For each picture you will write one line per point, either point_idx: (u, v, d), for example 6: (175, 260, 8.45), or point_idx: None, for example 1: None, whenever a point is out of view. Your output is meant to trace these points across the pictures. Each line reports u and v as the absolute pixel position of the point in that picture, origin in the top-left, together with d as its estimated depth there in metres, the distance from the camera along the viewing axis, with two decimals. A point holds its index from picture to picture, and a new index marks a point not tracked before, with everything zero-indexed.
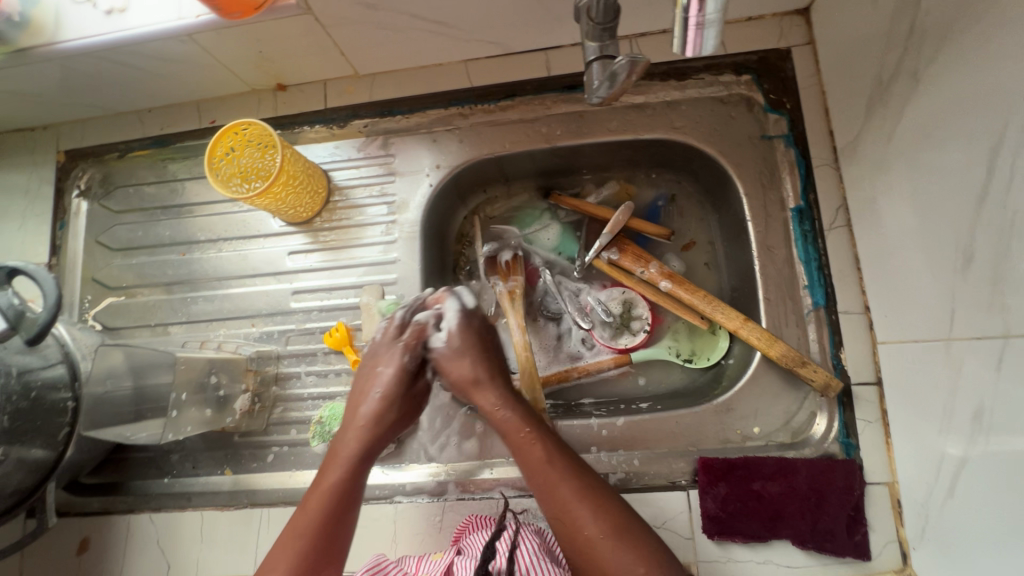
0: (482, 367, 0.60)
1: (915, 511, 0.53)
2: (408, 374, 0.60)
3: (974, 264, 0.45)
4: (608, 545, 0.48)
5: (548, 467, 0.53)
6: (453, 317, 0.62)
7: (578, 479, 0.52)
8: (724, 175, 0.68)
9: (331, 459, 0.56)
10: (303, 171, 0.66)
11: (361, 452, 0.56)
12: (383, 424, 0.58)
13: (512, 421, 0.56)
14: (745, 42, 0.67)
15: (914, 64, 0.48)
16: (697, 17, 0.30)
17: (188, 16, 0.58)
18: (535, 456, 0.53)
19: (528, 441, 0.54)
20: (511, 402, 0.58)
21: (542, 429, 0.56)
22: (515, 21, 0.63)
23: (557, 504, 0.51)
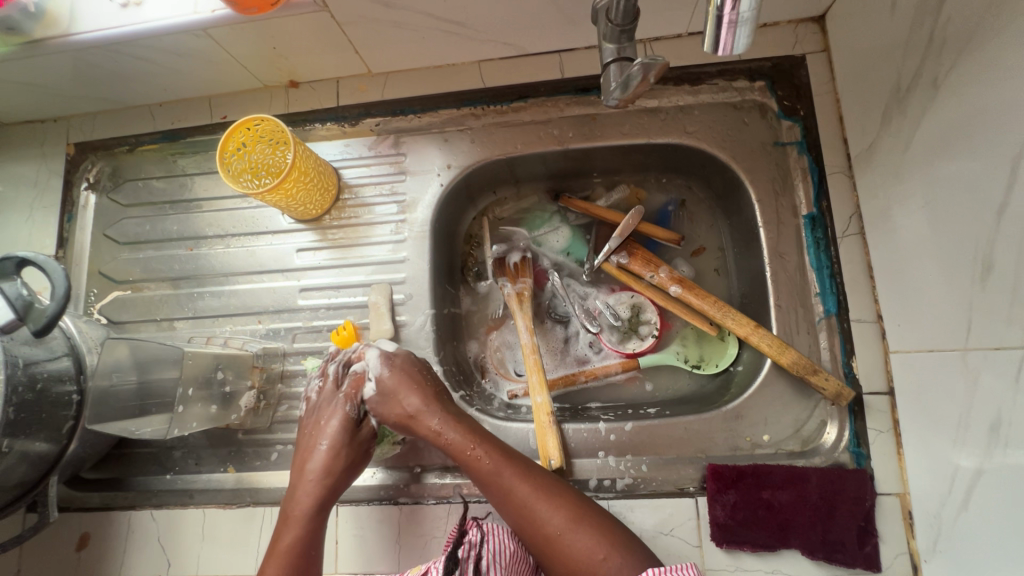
0: (418, 400, 0.59)
1: (927, 522, 0.52)
2: (350, 429, 0.60)
3: (992, 274, 0.44)
4: (572, 538, 0.50)
5: (503, 474, 0.54)
6: (376, 361, 0.61)
7: (531, 484, 0.53)
8: (736, 181, 0.68)
9: (285, 520, 0.55)
10: (314, 169, 0.66)
11: (321, 504, 0.56)
12: (337, 474, 0.57)
13: (457, 443, 0.56)
14: (760, 48, 0.67)
15: (933, 73, 0.48)
16: (731, 15, 0.30)
17: (203, 11, 0.58)
18: (487, 468, 0.54)
19: (477, 455, 0.55)
20: (451, 424, 0.57)
21: (485, 442, 0.56)
22: (531, 23, 0.63)
23: (517, 511, 0.52)
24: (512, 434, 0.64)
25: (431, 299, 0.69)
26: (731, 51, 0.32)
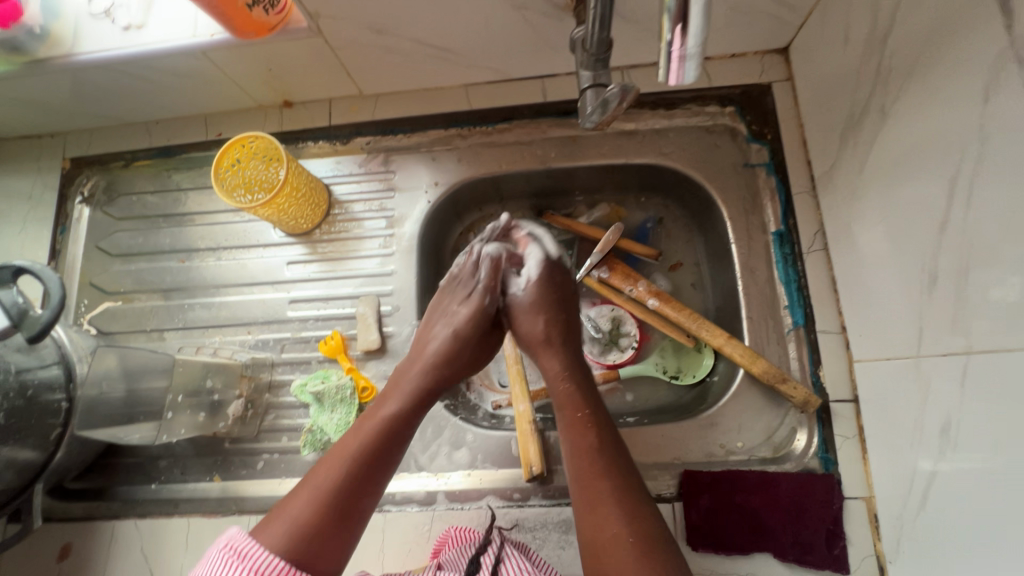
0: (553, 322, 0.61)
1: (891, 524, 0.55)
2: (485, 315, 0.63)
3: (938, 285, 0.47)
4: (627, 550, 0.46)
5: (590, 456, 0.51)
6: (533, 264, 0.63)
7: (616, 477, 0.50)
8: (709, 200, 0.72)
9: (396, 391, 0.57)
10: (306, 184, 0.68)
11: (429, 383, 0.58)
12: (455, 354, 0.60)
13: (565, 398, 0.56)
14: (729, 76, 0.71)
15: (882, 101, 0.52)
16: (679, 51, 0.29)
17: (202, 34, 0.62)
18: (584, 441, 0.52)
19: (582, 424, 0.53)
20: (579, 383, 0.57)
21: (599, 415, 0.54)
22: (514, 50, 0.67)
23: (585, 493, 0.50)
24: (494, 442, 0.66)
25: (417, 310, 0.71)
26: (682, 83, 0.31)
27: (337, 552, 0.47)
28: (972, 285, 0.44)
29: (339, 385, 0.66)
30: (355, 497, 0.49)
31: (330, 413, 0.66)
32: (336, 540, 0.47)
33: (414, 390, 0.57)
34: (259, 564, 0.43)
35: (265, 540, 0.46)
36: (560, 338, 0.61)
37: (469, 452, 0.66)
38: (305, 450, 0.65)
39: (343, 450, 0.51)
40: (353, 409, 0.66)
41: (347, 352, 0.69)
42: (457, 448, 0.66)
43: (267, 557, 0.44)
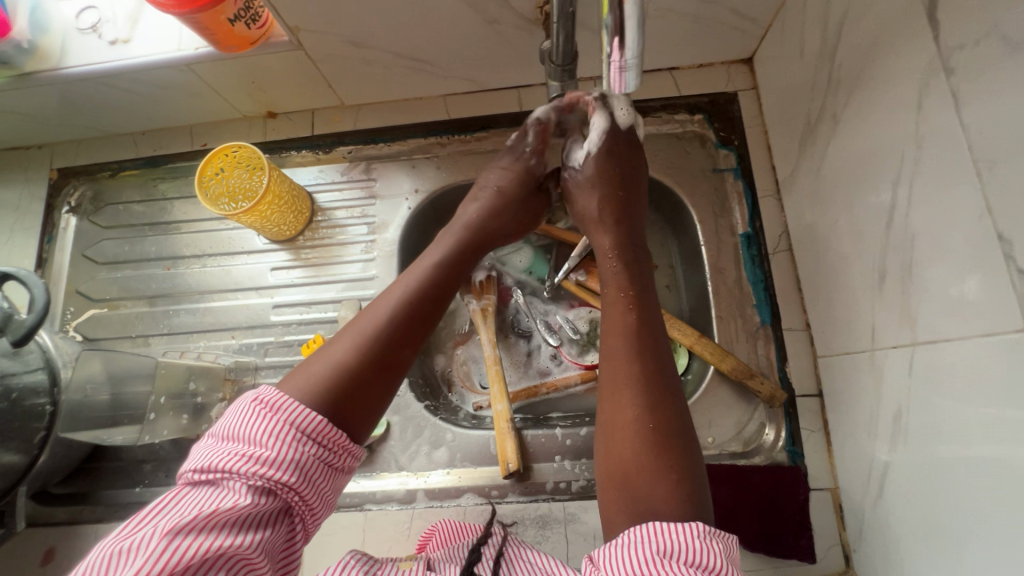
0: (606, 199, 0.59)
1: (854, 512, 0.57)
2: (532, 177, 0.64)
3: (887, 281, 0.50)
4: (639, 436, 0.44)
5: (623, 338, 0.49)
6: (596, 135, 0.59)
7: (641, 363, 0.47)
8: (680, 204, 0.74)
9: (433, 259, 0.56)
10: (288, 192, 0.70)
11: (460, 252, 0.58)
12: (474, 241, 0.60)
13: (613, 279, 0.54)
14: (696, 86, 0.74)
15: (835, 108, 0.55)
16: (619, 61, 0.31)
17: (187, 48, 0.64)
18: (622, 320, 0.50)
19: (622, 305, 0.51)
20: (625, 266, 0.55)
21: (644, 293, 0.53)
22: (489, 61, 0.69)
23: (608, 376, 0.48)
24: (474, 440, 0.68)
25: None
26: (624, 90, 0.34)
27: (368, 410, 0.45)
28: (914, 280, 0.46)
29: None
30: (398, 344, 0.48)
31: None
32: (378, 388, 0.46)
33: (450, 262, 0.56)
34: (296, 416, 0.41)
35: (290, 390, 0.43)
36: (611, 217, 0.59)
37: (449, 451, 0.67)
38: None
39: (375, 312, 0.49)
40: None
41: None
42: (437, 447, 0.68)
43: (305, 411, 0.41)
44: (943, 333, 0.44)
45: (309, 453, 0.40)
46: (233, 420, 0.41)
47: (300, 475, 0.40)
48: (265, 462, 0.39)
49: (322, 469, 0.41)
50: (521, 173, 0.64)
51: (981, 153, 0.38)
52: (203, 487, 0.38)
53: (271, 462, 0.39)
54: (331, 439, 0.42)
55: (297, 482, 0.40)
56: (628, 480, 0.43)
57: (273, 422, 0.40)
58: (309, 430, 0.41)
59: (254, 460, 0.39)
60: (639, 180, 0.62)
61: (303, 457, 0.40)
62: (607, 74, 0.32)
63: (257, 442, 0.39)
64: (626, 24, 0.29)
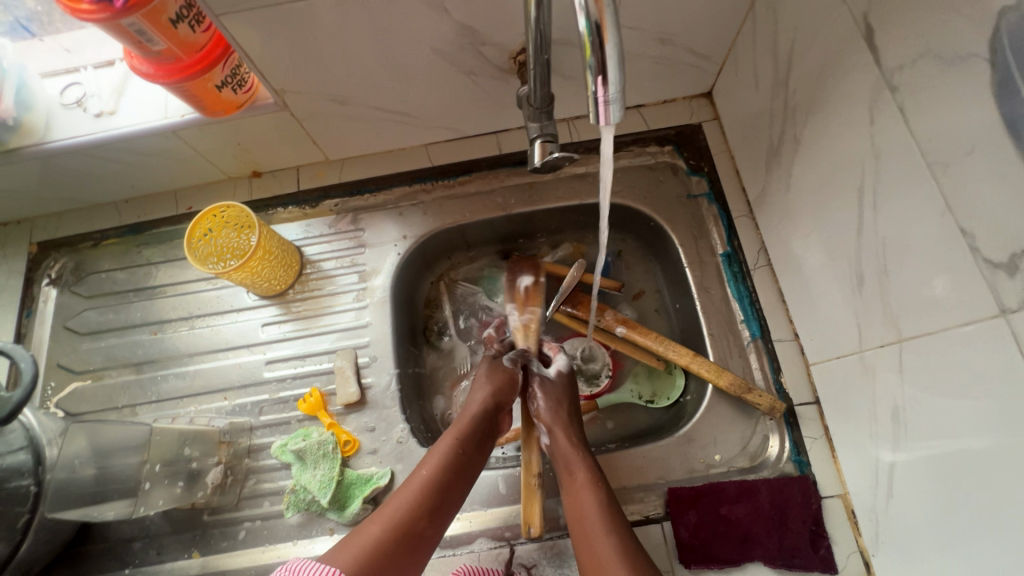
0: (552, 404, 0.66)
1: (867, 516, 0.57)
2: (512, 381, 0.68)
3: (865, 284, 0.53)
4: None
5: (580, 516, 0.57)
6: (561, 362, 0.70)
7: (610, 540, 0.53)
8: (661, 231, 0.77)
9: (450, 436, 0.62)
10: (278, 248, 0.71)
11: (474, 428, 0.63)
12: (485, 419, 0.64)
13: (563, 448, 0.63)
14: (663, 120, 0.79)
15: (794, 131, 0.60)
16: (604, 95, 0.33)
17: (173, 116, 0.66)
18: (576, 500, 0.58)
19: (573, 479, 0.60)
20: (584, 452, 0.62)
21: (587, 459, 0.61)
22: (468, 110, 0.73)
23: (588, 561, 0.53)
24: (482, 482, 0.66)
25: (395, 359, 0.72)
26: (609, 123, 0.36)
27: None
28: (889, 282, 0.49)
29: (320, 440, 0.66)
30: (417, 523, 0.55)
31: (313, 470, 0.65)
32: (404, 570, 0.52)
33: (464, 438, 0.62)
34: (313, 573, 0.48)
35: (338, 563, 0.50)
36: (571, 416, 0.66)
37: None
38: (289, 512, 0.64)
39: (400, 501, 0.56)
40: (336, 464, 0.66)
41: (327, 408, 0.69)
42: None
43: (317, 566, 0.49)
44: (923, 328, 0.46)
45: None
46: None
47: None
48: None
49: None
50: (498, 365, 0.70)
51: (932, 158, 0.42)
52: None
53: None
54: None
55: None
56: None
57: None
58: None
59: None
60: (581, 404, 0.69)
61: None
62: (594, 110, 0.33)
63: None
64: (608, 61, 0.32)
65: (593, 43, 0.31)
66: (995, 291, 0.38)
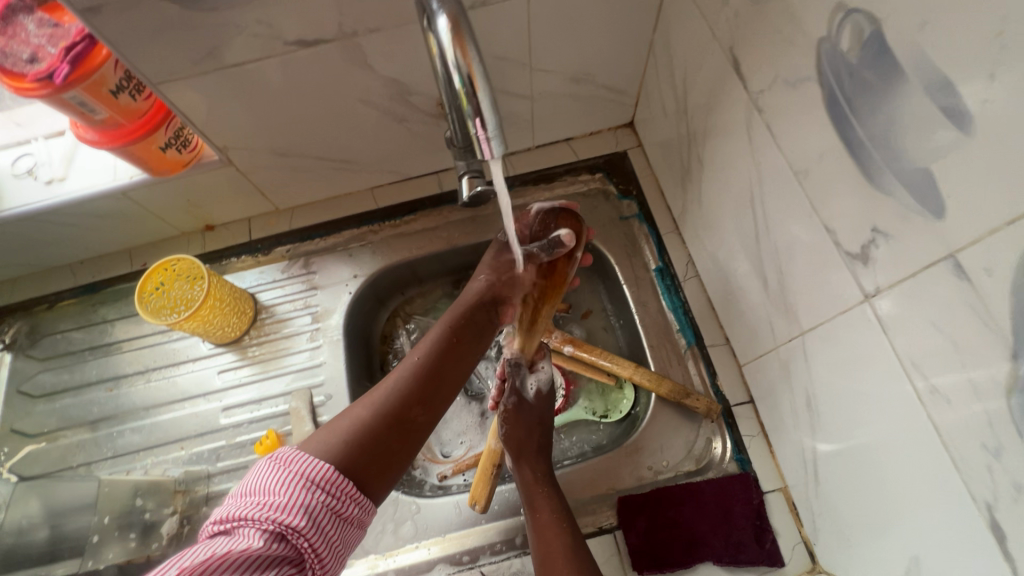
0: (519, 437, 0.66)
1: (805, 506, 0.60)
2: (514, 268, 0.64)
3: (770, 284, 0.57)
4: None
5: (544, 558, 0.57)
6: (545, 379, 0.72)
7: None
8: (598, 252, 0.82)
9: (440, 331, 0.61)
10: (229, 295, 0.73)
11: (466, 321, 0.62)
12: (478, 308, 0.63)
13: (528, 484, 0.63)
14: (592, 150, 0.85)
15: (699, 151, 0.66)
16: (484, 133, 0.41)
17: (122, 177, 0.69)
18: (542, 539, 0.58)
19: (539, 516, 0.60)
20: (552, 487, 0.63)
21: (552, 495, 0.62)
22: (406, 153, 0.78)
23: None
24: (439, 509, 0.67)
25: (350, 396, 0.74)
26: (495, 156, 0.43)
27: (381, 479, 0.50)
28: (787, 280, 0.54)
29: None
30: (408, 410, 0.53)
31: None
32: (391, 457, 0.51)
33: (458, 331, 0.61)
34: (308, 467, 0.45)
35: (328, 446, 0.49)
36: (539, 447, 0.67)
37: (416, 523, 0.66)
38: None
39: (389, 387, 0.55)
40: None
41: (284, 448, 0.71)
42: (402, 523, 0.66)
43: (315, 463, 0.46)
44: (817, 319, 0.50)
45: (318, 501, 0.44)
46: (252, 481, 0.45)
47: (310, 519, 0.43)
48: (279, 508, 0.42)
49: (330, 518, 0.44)
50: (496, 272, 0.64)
51: (797, 167, 0.47)
52: (219, 536, 0.41)
53: (285, 507, 0.42)
54: (340, 492, 0.46)
55: (307, 527, 0.42)
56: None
57: (287, 473, 0.45)
58: (317, 480, 0.45)
59: (270, 507, 0.42)
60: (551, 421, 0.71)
61: (311, 504, 0.44)
62: (475, 146, 0.41)
63: (273, 491, 0.43)
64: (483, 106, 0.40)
65: (467, 93, 0.39)
66: (859, 279, 0.43)
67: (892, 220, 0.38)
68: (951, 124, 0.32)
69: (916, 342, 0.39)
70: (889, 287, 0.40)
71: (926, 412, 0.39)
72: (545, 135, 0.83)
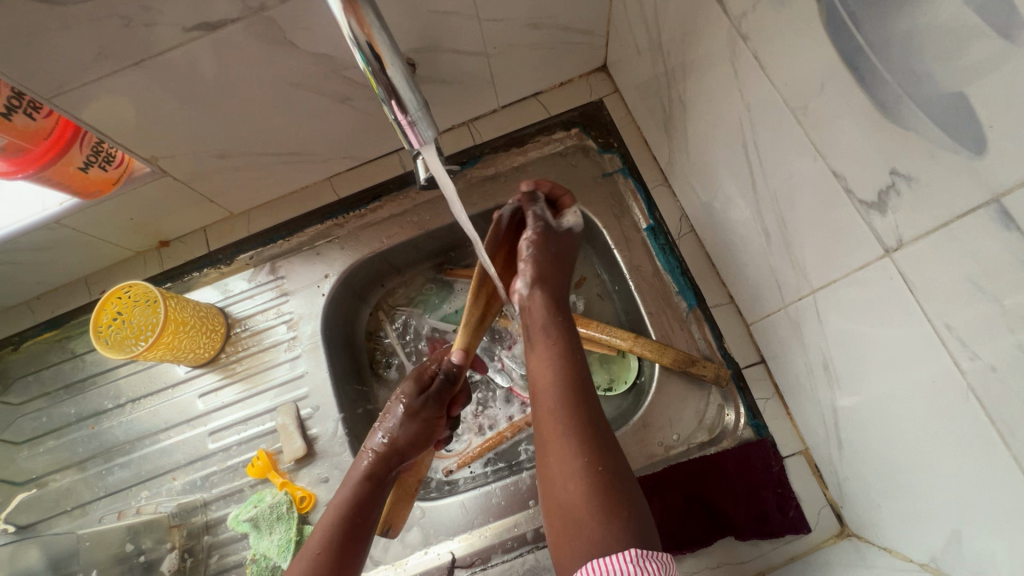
0: (544, 263, 0.61)
1: (828, 470, 0.55)
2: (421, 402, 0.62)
3: (772, 237, 0.51)
4: (578, 492, 0.46)
5: (548, 385, 0.53)
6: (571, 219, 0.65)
7: (576, 415, 0.50)
8: (584, 216, 0.75)
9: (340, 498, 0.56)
10: (194, 315, 0.68)
11: (366, 485, 0.57)
12: (380, 469, 0.59)
13: (539, 309, 0.58)
14: (564, 104, 0.76)
15: (682, 92, 0.57)
16: (407, 118, 0.41)
17: (52, 206, 0.63)
18: (546, 367, 0.54)
19: (546, 345, 0.56)
20: (556, 315, 0.58)
21: (564, 325, 0.57)
22: (358, 135, 0.70)
23: (542, 428, 0.51)
24: (445, 511, 0.64)
25: (338, 404, 0.70)
26: (422, 139, 0.43)
27: None
28: (791, 232, 0.47)
29: (273, 503, 0.64)
30: None
31: (270, 536, 0.63)
32: None
33: (360, 508, 0.56)
34: None
35: None
36: (551, 275, 0.61)
37: (423, 529, 0.64)
38: None
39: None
40: (292, 524, 0.64)
41: (277, 467, 0.67)
42: (408, 530, 0.64)
43: None
44: (828, 276, 0.44)
45: None
46: None
47: None
48: None
49: None
50: (415, 420, 0.61)
51: (794, 102, 0.40)
52: None
53: None
54: None
55: None
56: (573, 531, 0.45)
57: None
58: None
59: None
60: (569, 258, 0.64)
61: None
62: (399, 132, 0.40)
63: None
64: (396, 88, 0.39)
65: (374, 71, 0.37)
66: (875, 232, 0.36)
67: (913, 160, 0.31)
68: (992, 29, 0.25)
69: (952, 302, 0.33)
70: (914, 239, 0.34)
71: (966, 382, 0.34)
72: (510, 93, 0.74)
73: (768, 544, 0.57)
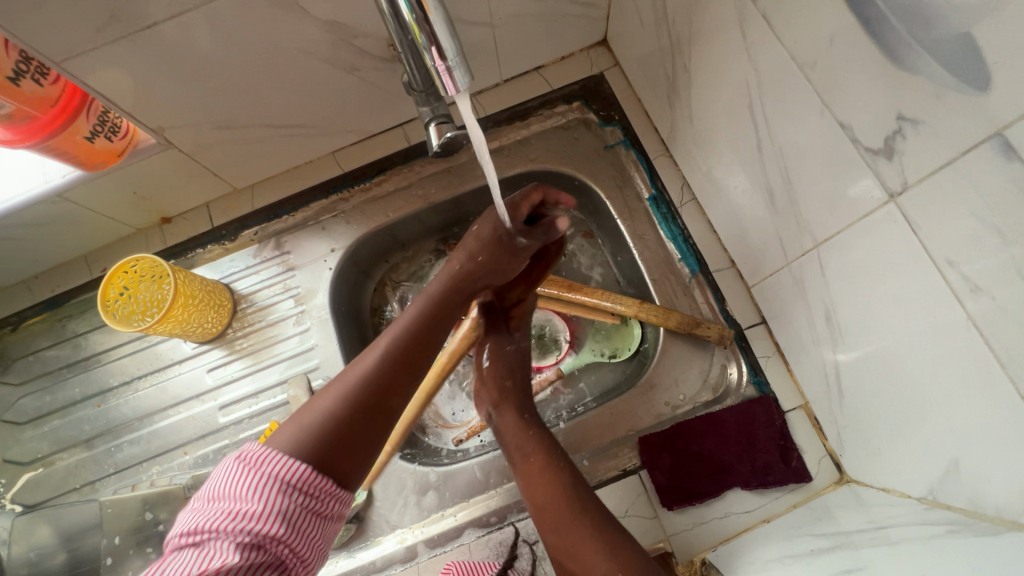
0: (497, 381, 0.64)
1: (827, 421, 0.58)
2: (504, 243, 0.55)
3: (776, 198, 0.53)
4: None
5: (545, 500, 0.54)
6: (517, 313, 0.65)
7: (579, 523, 0.52)
8: (587, 187, 0.76)
9: (417, 307, 0.54)
10: (202, 288, 0.68)
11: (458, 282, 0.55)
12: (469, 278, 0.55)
13: (508, 428, 0.61)
14: (566, 77, 0.78)
15: (686, 60, 0.59)
16: (444, 64, 0.39)
17: (54, 177, 0.62)
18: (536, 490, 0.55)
19: (529, 465, 0.57)
20: (528, 429, 0.60)
21: (539, 436, 0.59)
22: (365, 107, 0.71)
23: (558, 548, 0.52)
24: (459, 475, 0.66)
25: None
26: (459, 91, 0.41)
27: (357, 464, 0.46)
28: (796, 189, 0.50)
29: None
30: (384, 398, 0.48)
31: None
32: (367, 448, 0.46)
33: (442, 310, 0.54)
34: (281, 468, 0.42)
35: (284, 436, 0.44)
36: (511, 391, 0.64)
37: (437, 492, 0.65)
38: None
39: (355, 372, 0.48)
40: None
41: None
42: (425, 494, 0.65)
43: (286, 462, 0.42)
44: (834, 228, 0.46)
45: (294, 504, 0.41)
46: (219, 481, 0.42)
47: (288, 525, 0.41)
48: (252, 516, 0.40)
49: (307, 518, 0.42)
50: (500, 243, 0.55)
51: (802, 60, 0.42)
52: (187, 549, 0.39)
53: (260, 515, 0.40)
54: (316, 489, 0.43)
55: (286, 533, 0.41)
56: None
57: (254, 477, 0.41)
58: (293, 481, 0.42)
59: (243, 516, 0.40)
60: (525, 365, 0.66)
61: (291, 508, 0.41)
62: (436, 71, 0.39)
63: (240, 496, 0.41)
64: (438, 36, 0.39)
65: (416, 17, 0.38)
66: (880, 177, 0.40)
67: (922, 107, 0.35)
68: None
69: (953, 238, 0.36)
70: (918, 181, 0.37)
71: (967, 313, 0.37)
72: (512, 66, 0.75)
73: (772, 494, 0.59)
